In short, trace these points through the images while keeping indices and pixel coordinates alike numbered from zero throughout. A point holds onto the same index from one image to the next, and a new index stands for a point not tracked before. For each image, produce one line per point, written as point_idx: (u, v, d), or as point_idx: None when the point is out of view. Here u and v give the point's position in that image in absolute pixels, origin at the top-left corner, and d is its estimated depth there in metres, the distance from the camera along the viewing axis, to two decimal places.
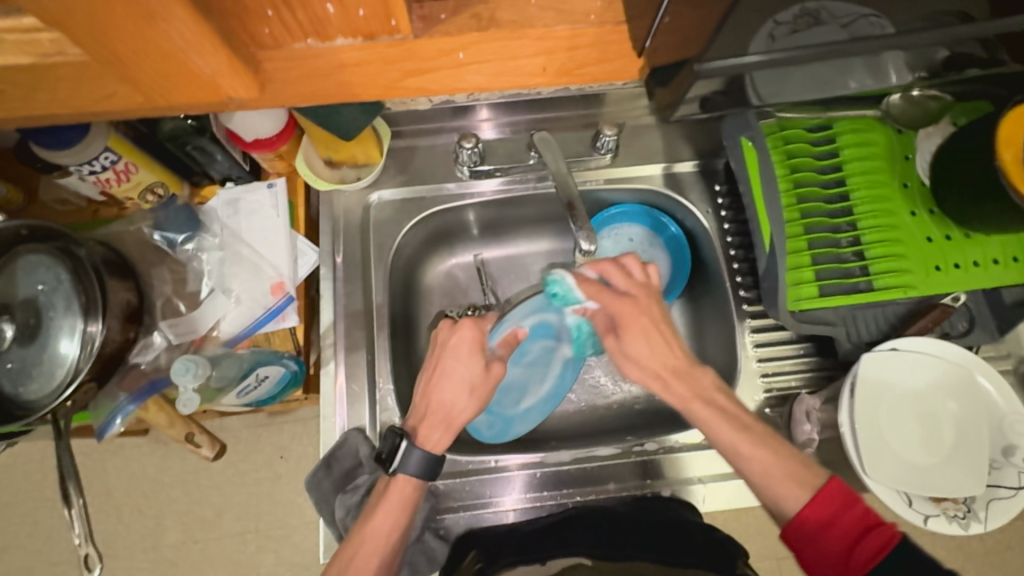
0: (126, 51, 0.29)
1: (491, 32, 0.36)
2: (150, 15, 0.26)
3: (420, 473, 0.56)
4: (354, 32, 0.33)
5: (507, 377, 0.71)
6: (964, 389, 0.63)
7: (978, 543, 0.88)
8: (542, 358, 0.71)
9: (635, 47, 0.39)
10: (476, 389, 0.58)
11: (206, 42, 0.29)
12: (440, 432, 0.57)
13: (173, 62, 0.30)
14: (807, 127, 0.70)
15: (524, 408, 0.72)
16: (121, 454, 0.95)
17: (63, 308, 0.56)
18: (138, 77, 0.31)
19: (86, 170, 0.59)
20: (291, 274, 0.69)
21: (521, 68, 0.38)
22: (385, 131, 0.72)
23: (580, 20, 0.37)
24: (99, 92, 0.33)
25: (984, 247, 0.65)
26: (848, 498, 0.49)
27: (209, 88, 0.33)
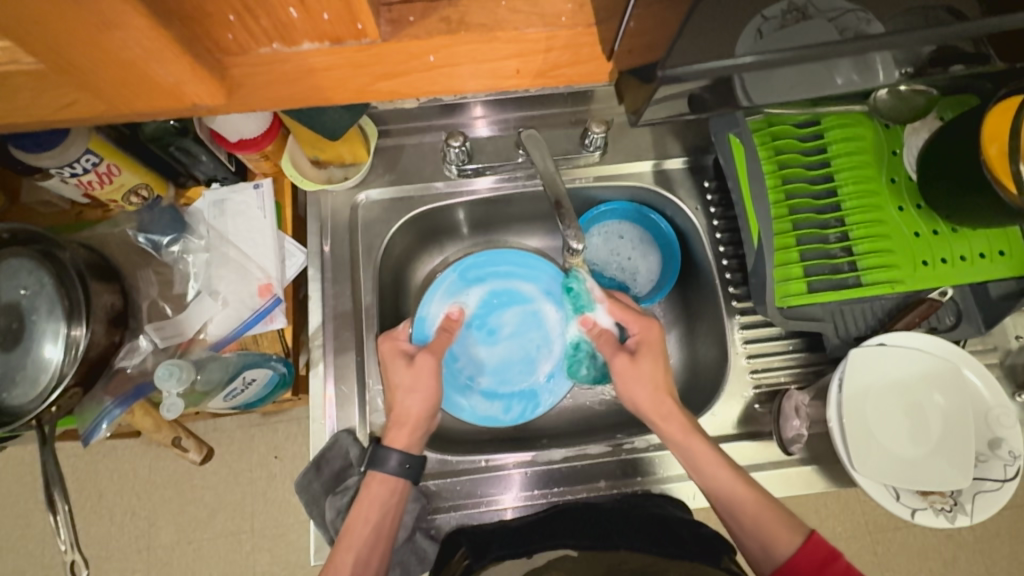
0: (84, 61, 0.28)
1: (461, 36, 0.33)
2: (106, 24, 0.25)
3: (398, 473, 0.58)
4: (320, 36, 0.31)
5: (497, 358, 0.72)
6: (951, 383, 0.64)
7: (967, 533, 0.89)
8: (523, 323, 0.73)
9: (603, 51, 0.36)
10: (415, 386, 0.61)
11: (168, 50, 0.28)
12: (408, 430, 0.60)
13: (134, 71, 0.29)
14: (794, 123, 0.70)
15: (550, 376, 0.71)
16: (113, 456, 0.95)
17: (47, 312, 0.55)
18: (98, 86, 0.30)
19: (67, 173, 0.58)
20: (279, 276, 0.69)
21: (496, 71, 0.36)
22: (371, 130, 0.72)
23: (551, 24, 0.34)
24: (59, 102, 0.31)
25: (970, 241, 0.65)
26: (828, 554, 0.52)
27: (172, 96, 0.31)
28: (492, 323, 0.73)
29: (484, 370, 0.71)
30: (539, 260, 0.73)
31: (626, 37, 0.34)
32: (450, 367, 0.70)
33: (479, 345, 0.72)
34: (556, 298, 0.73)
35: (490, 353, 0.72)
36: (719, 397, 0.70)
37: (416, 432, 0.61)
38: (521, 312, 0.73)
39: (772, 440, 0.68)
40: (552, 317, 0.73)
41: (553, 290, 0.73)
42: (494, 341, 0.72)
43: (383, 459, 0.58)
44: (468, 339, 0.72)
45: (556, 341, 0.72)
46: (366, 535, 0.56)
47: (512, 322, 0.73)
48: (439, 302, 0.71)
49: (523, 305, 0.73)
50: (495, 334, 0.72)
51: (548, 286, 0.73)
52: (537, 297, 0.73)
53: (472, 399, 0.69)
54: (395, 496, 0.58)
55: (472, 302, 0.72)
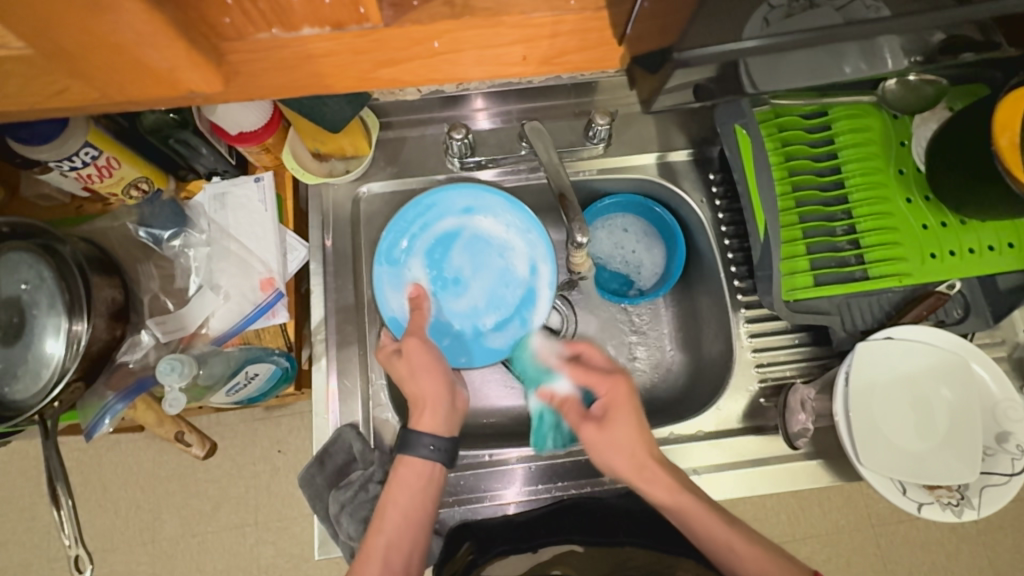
0: (77, 46, 0.27)
1: (464, 21, 0.32)
2: (98, 7, 0.25)
3: (431, 456, 0.57)
4: (321, 21, 0.30)
5: (479, 296, 0.66)
6: (958, 376, 0.63)
7: (971, 527, 0.88)
8: (473, 252, 0.67)
9: (615, 34, 0.35)
10: (417, 372, 0.59)
11: (162, 35, 0.27)
12: (431, 412, 0.59)
13: (128, 57, 0.28)
14: (801, 114, 0.69)
15: (534, 263, 0.66)
16: (117, 450, 0.95)
17: (47, 307, 0.55)
18: (91, 72, 0.29)
19: (66, 166, 0.57)
20: (280, 270, 0.68)
21: (499, 57, 0.35)
22: (373, 123, 0.71)
23: (559, 7, 0.33)
24: (52, 89, 0.31)
25: (979, 233, 0.64)
26: None
27: (168, 84, 0.31)
28: (449, 275, 0.66)
29: (481, 312, 0.66)
30: (432, 193, 0.66)
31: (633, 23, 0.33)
32: (447, 336, 0.65)
33: (457, 298, 0.66)
34: (479, 207, 0.67)
35: (471, 300, 0.66)
36: (724, 391, 0.70)
37: (438, 412, 0.59)
38: (462, 243, 0.67)
39: (778, 435, 0.68)
40: (491, 223, 0.67)
41: (473, 204, 0.67)
42: (464, 287, 0.66)
43: (415, 443, 0.57)
44: (446, 302, 0.66)
45: (510, 240, 0.67)
46: (397, 520, 0.55)
47: (462, 259, 0.66)
48: (396, 294, 0.65)
49: (460, 236, 0.67)
50: (461, 280, 0.66)
51: (468, 202, 0.67)
52: (464, 221, 0.67)
53: (495, 342, 0.65)
54: (426, 480, 0.57)
55: (423, 272, 0.66)
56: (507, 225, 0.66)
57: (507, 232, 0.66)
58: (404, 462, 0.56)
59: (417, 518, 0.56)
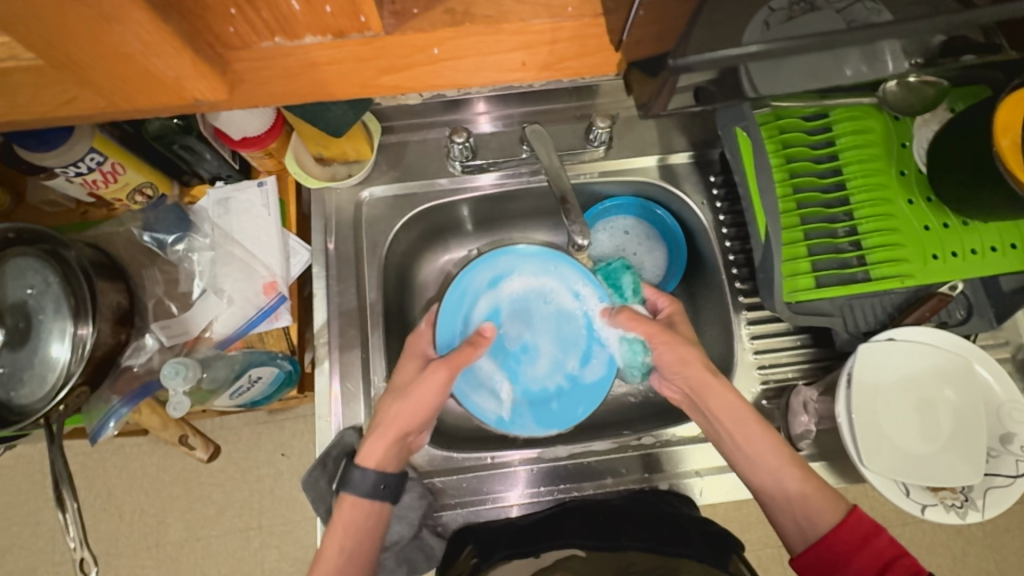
0: (85, 56, 0.27)
1: (465, 28, 0.33)
2: (106, 17, 0.25)
3: (369, 493, 0.57)
4: (323, 30, 0.30)
5: (549, 350, 0.65)
6: (962, 377, 0.63)
7: (977, 529, 0.88)
8: (522, 315, 0.65)
9: (612, 41, 0.35)
10: (417, 394, 0.58)
11: (169, 44, 0.27)
12: (378, 442, 0.58)
13: (135, 66, 0.28)
14: (802, 116, 0.69)
15: (579, 290, 0.65)
16: (122, 453, 0.95)
17: (53, 311, 0.55)
18: (98, 81, 0.30)
19: (72, 172, 0.58)
20: (283, 274, 0.69)
21: (500, 63, 0.35)
22: (375, 127, 0.71)
23: (558, 14, 0.34)
24: (60, 98, 0.31)
25: (981, 234, 0.64)
26: (870, 532, 0.52)
27: (174, 92, 0.31)
28: (513, 346, 0.65)
29: (562, 364, 0.64)
30: (454, 286, 0.64)
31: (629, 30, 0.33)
32: (554, 400, 0.63)
33: (533, 364, 0.64)
34: (501, 272, 0.65)
35: (548, 357, 0.64)
36: None
37: (392, 451, 0.59)
38: (507, 315, 0.65)
39: (780, 437, 0.68)
40: (523, 280, 0.65)
41: (495, 273, 0.65)
42: (534, 351, 0.65)
43: (358, 480, 0.57)
44: (528, 372, 0.64)
45: (544, 284, 0.65)
46: (338, 560, 0.56)
47: (515, 328, 0.65)
48: (481, 397, 0.62)
49: (501, 308, 0.65)
50: (527, 345, 0.65)
51: (490, 273, 0.65)
52: (497, 291, 0.65)
53: (591, 377, 0.63)
54: (373, 518, 0.58)
55: (490, 360, 0.64)
56: (535, 274, 0.65)
57: (540, 281, 0.65)
58: (346, 502, 0.57)
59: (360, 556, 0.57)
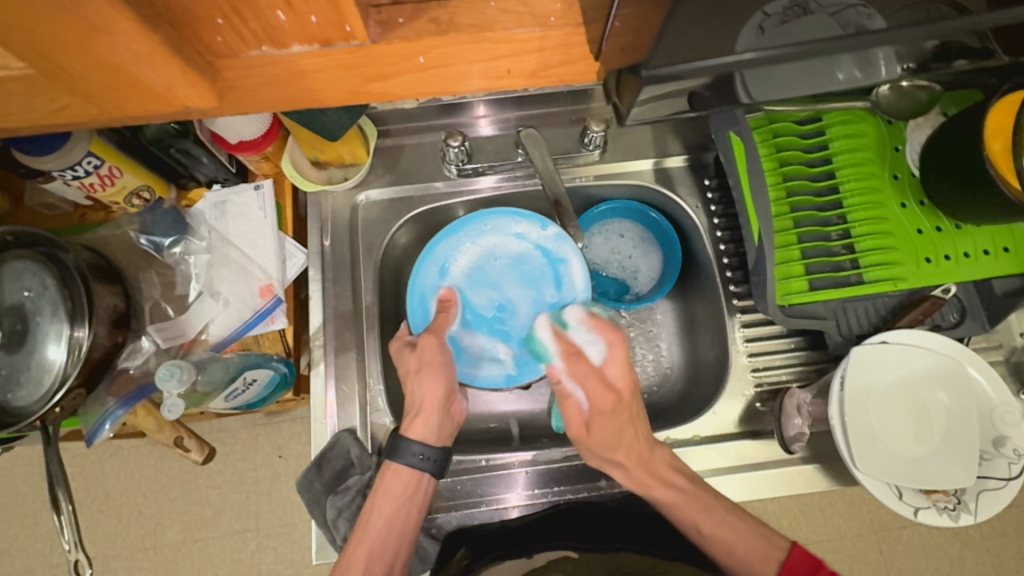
0: (73, 65, 0.28)
1: (450, 37, 0.33)
2: (94, 28, 0.25)
3: (416, 465, 0.57)
4: (310, 39, 0.31)
5: (522, 297, 0.68)
6: (954, 380, 0.63)
7: (974, 532, 0.88)
8: (484, 282, 0.68)
9: (590, 51, 0.35)
10: (422, 368, 0.60)
11: (156, 53, 0.28)
12: (423, 418, 0.58)
13: (124, 75, 0.29)
14: (795, 120, 0.69)
15: (518, 231, 0.69)
16: (119, 456, 0.95)
17: (50, 314, 0.56)
18: (87, 90, 0.30)
19: (70, 175, 0.58)
20: (279, 276, 0.69)
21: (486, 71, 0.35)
22: (371, 130, 0.72)
23: (541, 24, 0.34)
24: (51, 105, 0.31)
25: (974, 238, 0.65)
26: (815, 565, 0.51)
27: (165, 100, 0.31)
28: (490, 312, 0.68)
29: (541, 303, 0.67)
30: (409, 294, 0.66)
31: (612, 38, 0.33)
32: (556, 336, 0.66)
33: (516, 318, 0.67)
34: (445, 262, 0.68)
35: (526, 303, 0.68)
36: (720, 394, 0.70)
37: (433, 416, 0.59)
38: (471, 291, 0.68)
39: (774, 439, 0.68)
40: (466, 254, 0.68)
41: (440, 265, 0.68)
42: (511, 306, 0.68)
43: (404, 451, 0.57)
44: (516, 325, 0.67)
45: (484, 246, 0.69)
46: (380, 528, 0.56)
47: (483, 295, 0.68)
48: (481, 367, 0.66)
49: (464, 287, 0.68)
50: (502, 303, 0.68)
51: (436, 267, 0.68)
52: (449, 279, 0.68)
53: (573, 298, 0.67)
54: (412, 489, 0.58)
55: (476, 334, 0.67)
56: (473, 242, 0.68)
57: (479, 246, 0.68)
58: (390, 470, 0.57)
59: (401, 525, 0.57)
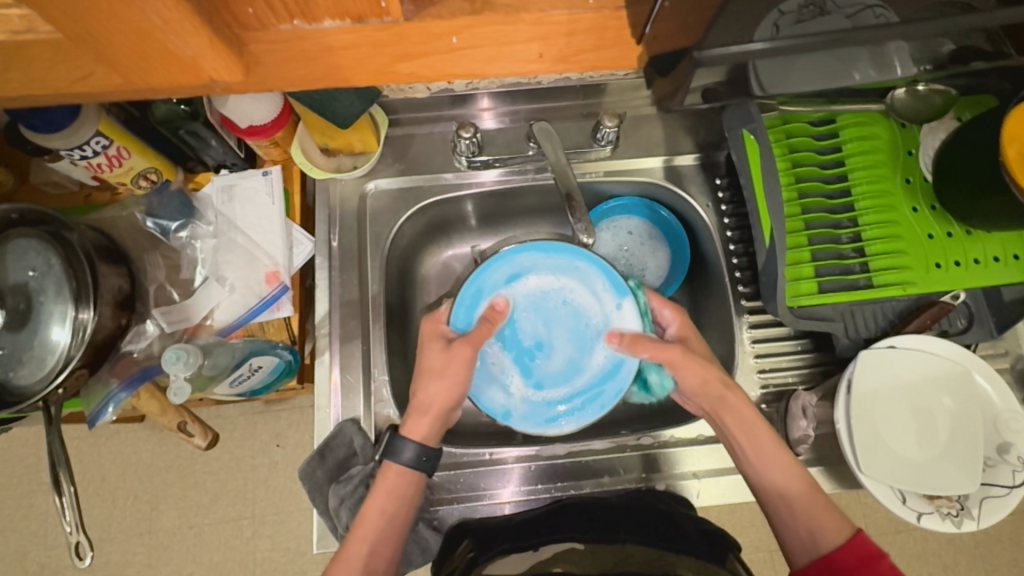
0: (99, 30, 0.27)
1: (484, 16, 0.34)
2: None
3: (413, 464, 0.58)
4: (342, 14, 0.31)
5: (562, 350, 0.62)
6: (960, 387, 0.63)
7: (969, 538, 0.88)
8: (538, 313, 0.63)
9: (633, 33, 0.37)
10: (442, 373, 0.59)
11: (186, 22, 0.27)
12: (426, 421, 0.59)
13: (152, 44, 0.28)
14: (809, 121, 0.69)
15: (598, 290, 0.63)
16: (116, 440, 0.95)
17: (54, 294, 0.55)
18: (112, 58, 0.29)
19: (77, 155, 0.58)
20: (286, 264, 0.69)
21: (516, 54, 0.35)
22: (381, 121, 0.71)
23: (577, 5, 0.35)
24: (75, 74, 0.31)
25: (984, 244, 0.64)
26: (873, 554, 0.51)
27: (191, 72, 0.31)
28: (527, 343, 0.63)
29: (574, 368, 0.62)
30: (471, 280, 0.63)
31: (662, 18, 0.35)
32: (563, 407, 0.62)
33: (545, 362, 0.62)
34: (518, 269, 0.63)
35: (563, 355, 0.62)
36: None
37: (427, 417, 0.59)
38: (524, 311, 0.63)
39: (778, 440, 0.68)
40: (541, 279, 0.63)
41: (513, 271, 0.64)
42: (548, 348, 0.63)
43: (400, 448, 0.58)
44: (542, 368, 0.63)
45: (563, 283, 0.64)
46: (380, 525, 0.56)
47: (531, 324, 0.63)
48: (493, 390, 0.62)
49: (517, 306, 0.63)
50: (542, 341, 0.63)
51: (506, 270, 0.64)
52: (513, 289, 0.63)
53: (608, 384, 0.62)
54: (412, 487, 0.58)
55: (504, 354, 0.63)
56: (555, 272, 0.63)
57: (557, 279, 0.63)
58: (391, 469, 0.58)
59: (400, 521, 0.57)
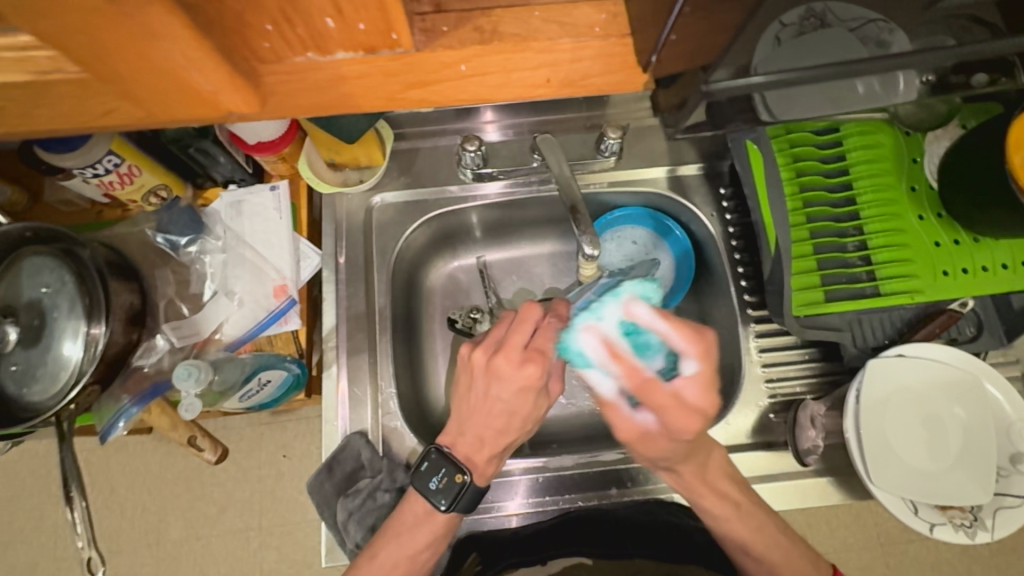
0: (122, 68, 0.28)
1: (495, 46, 0.34)
2: (149, 34, 0.25)
3: (472, 506, 0.59)
4: (354, 46, 0.31)
5: None
6: (969, 396, 0.63)
7: (984, 548, 0.87)
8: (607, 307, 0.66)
9: (641, 61, 0.36)
10: (537, 419, 0.59)
11: (207, 58, 0.28)
12: (497, 460, 0.59)
13: (173, 81, 0.29)
14: (814, 131, 0.68)
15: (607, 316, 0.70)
16: (126, 451, 0.96)
17: (67, 310, 0.56)
18: (137, 94, 0.30)
19: (89, 173, 0.59)
20: (293, 277, 0.69)
21: (525, 79, 0.36)
22: (387, 133, 0.73)
23: (584, 34, 0.35)
24: (96, 110, 0.31)
25: (991, 251, 0.64)
26: None
27: (210, 105, 0.32)
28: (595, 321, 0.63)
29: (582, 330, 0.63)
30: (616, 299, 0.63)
31: (672, 45, 0.34)
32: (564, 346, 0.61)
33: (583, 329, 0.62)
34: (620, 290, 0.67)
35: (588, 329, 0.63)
36: (733, 404, 0.69)
37: (495, 459, 0.58)
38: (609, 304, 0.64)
39: (787, 451, 0.68)
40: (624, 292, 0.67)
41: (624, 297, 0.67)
42: None
43: (460, 495, 0.57)
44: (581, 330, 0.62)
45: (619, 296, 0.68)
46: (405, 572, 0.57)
47: None
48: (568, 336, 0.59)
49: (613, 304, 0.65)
50: None
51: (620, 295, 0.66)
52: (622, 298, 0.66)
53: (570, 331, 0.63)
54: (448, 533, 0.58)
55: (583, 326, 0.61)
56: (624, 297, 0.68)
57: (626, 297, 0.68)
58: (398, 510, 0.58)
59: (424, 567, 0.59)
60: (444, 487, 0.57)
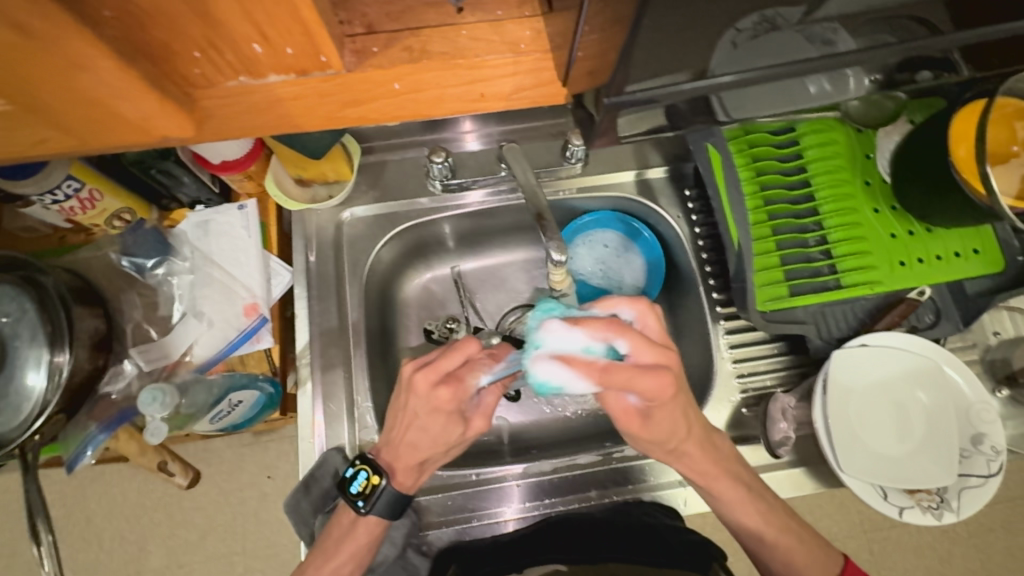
0: (54, 101, 0.31)
1: (423, 65, 0.36)
2: (74, 66, 0.29)
3: (388, 512, 0.58)
4: (286, 69, 0.34)
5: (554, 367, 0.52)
6: (930, 380, 0.65)
7: (962, 529, 0.89)
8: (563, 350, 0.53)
9: (558, 74, 0.37)
10: (450, 449, 0.57)
11: (131, 87, 0.31)
12: (405, 473, 0.58)
13: (103, 108, 0.32)
14: (770, 130, 0.70)
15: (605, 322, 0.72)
16: (102, 480, 0.93)
17: (28, 339, 0.54)
18: (64, 122, 0.33)
19: (49, 199, 0.58)
20: (264, 295, 0.69)
21: (457, 96, 0.38)
22: (354, 147, 0.72)
23: (509, 50, 0.36)
24: (29, 139, 0.35)
25: (945, 240, 0.67)
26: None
27: (142, 130, 0.35)
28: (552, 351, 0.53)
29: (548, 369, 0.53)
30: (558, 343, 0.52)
31: (578, 63, 0.35)
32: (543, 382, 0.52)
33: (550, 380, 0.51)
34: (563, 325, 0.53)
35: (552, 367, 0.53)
36: (708, 402, 0.70)
37: (415, 471, 0.58)
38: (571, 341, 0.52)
39: (760, 444, 0.69)
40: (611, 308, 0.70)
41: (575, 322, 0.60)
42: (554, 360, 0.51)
43: (383, 498, 0.58)
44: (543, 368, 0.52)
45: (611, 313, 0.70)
46: None
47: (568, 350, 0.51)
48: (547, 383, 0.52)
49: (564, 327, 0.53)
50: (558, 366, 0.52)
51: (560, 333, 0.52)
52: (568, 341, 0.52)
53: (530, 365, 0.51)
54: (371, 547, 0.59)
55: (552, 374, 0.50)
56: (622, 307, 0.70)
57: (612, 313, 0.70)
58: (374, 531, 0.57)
59: None
60: (362, 491, 0.58)
